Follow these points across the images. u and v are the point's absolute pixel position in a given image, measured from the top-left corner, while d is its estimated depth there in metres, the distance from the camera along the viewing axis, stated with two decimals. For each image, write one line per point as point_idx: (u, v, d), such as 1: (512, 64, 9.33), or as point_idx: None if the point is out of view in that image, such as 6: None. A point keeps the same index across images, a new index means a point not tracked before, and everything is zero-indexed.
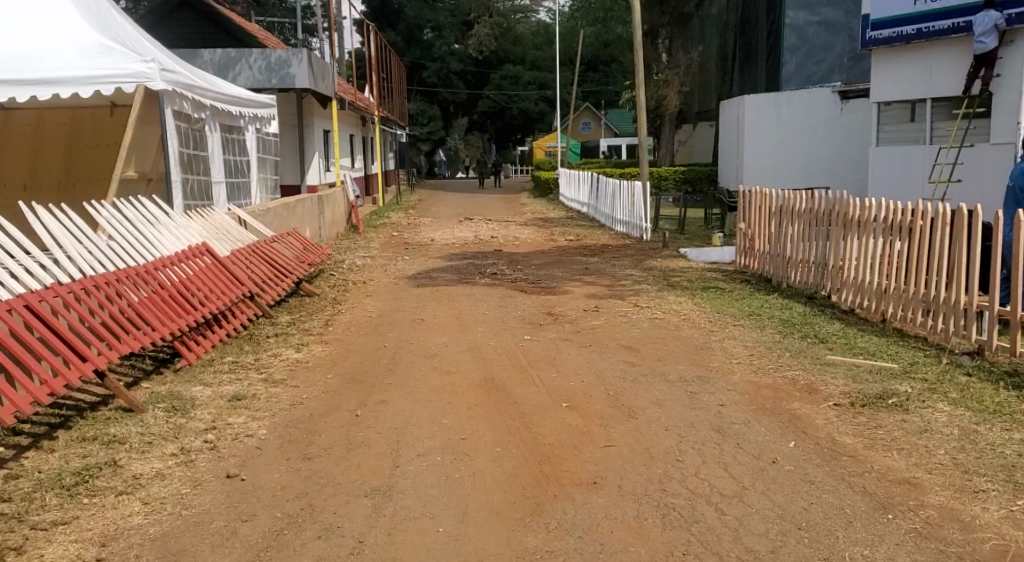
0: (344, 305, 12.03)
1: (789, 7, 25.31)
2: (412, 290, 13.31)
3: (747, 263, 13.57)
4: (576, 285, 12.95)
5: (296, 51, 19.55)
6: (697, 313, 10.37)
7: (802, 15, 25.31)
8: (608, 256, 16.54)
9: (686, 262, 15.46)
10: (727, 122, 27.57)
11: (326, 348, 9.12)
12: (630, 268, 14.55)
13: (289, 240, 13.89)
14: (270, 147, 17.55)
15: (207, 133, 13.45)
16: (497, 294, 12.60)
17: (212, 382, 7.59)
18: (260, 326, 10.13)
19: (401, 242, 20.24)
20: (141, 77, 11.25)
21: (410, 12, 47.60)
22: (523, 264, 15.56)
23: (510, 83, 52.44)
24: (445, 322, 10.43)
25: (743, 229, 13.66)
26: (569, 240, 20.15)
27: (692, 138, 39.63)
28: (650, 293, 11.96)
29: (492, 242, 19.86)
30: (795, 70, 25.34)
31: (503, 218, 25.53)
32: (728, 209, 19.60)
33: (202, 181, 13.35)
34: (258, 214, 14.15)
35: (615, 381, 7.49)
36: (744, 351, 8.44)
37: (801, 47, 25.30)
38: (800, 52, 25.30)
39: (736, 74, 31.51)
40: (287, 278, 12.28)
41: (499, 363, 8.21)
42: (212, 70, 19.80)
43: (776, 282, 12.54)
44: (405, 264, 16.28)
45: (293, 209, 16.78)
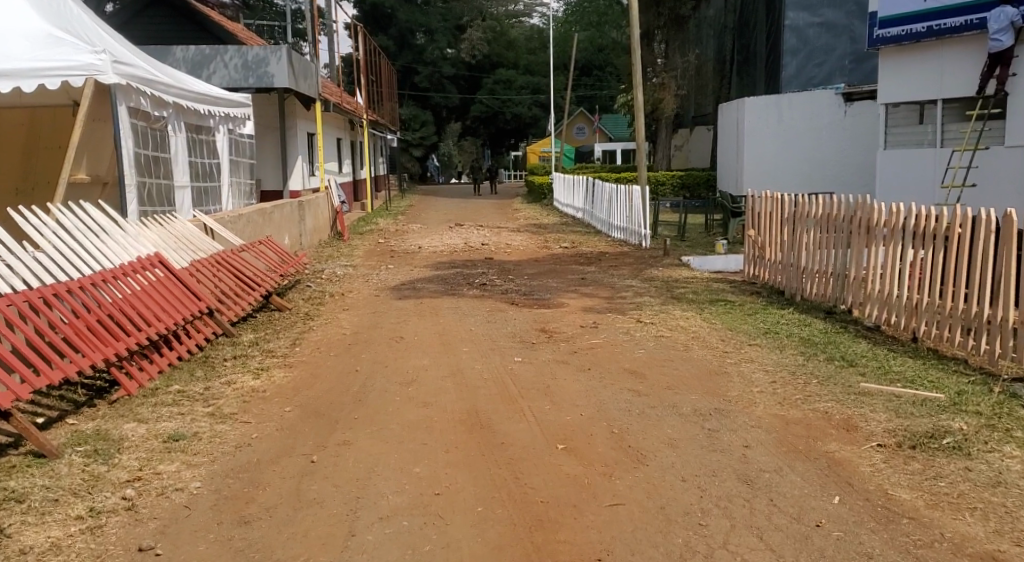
0: (317, 321, 10.94)
1: (788, 8, 24.25)
2: (393, 302, 12.24)
3: (756, 274, 12.53)
4: (571, 298, 11.91)
5: (275, 48, 18.48)
6: (707, 331, 9.32)
7: (803, 17, 24.23)
8: (605, 265, 15.51)
9: (689, 272, 14.43)
10: (726, 125, 26.56)
11: (290, 373, 8.06)
12: (630, 278, 13.49)
13: (261, 249, 12.80)
14: (245, 150, 16.46)
15: (169, 134, 12.39)
16: (487, 307, 11.54)
17: (149, 418, 6.54)
18: (218, 347, 9.06)
19: (387, 251, 19.17)
20: (92, 70, 10.22)
21: (402, 15, 46.52)
22: (515, 274, 14.49)
23: (503, 88, 51.43)
24: (427, 341, 9.36)
25: (751, 237, 12.62)
26: (564, 247, 19.12)
27: (689, 143, 38.64)
28: (653, 307, 10.90)
29: (482, 249, 18.78)
30: (796, 73, 24.40)
31: (495, 224, 24.47)
32: (732, 215, 18.56)
33: (163, 185, 12.28)
34: (227, 222, 13.07)
35: (618, 415, 6.46)
36: (763, 377, 7.40)
37: (802, 49, 24.29)
38: (801, 54, 24.30)
39: (736, 77, 30.47)
40: (255, 291, 11.21)
41: (483, 392, 7.17)
42: (185, 68, 18.76)
43: (789, 294, 11.47)
44: (389, 274, 15.19)
45: (270, 217, 15.70)
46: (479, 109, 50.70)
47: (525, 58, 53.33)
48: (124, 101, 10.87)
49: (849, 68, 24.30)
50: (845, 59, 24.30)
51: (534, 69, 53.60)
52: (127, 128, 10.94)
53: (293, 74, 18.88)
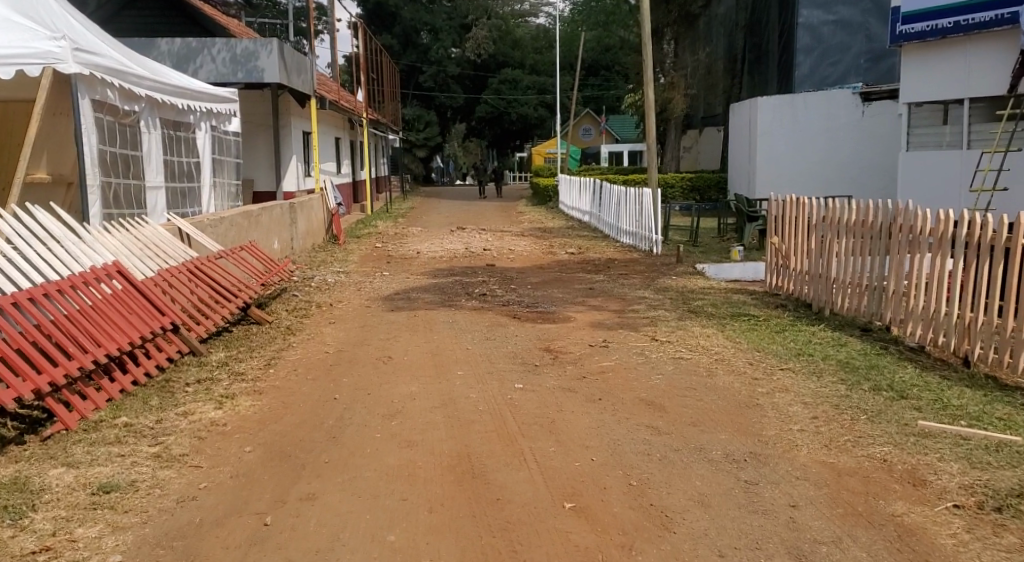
0: (299, 335, 9.92)
1: (801, 5, 23.21)
2: (384, 315, 11.21)
3: (780, 285, 11.50)
4: (578, 310, 10.92)
5: (265, 41, 17.58)
6: (732, 352, 8.27)
7: (818, 14, 23.17)
8: (615, 273, 14.53)
9: (705, 281, 13.47)
10: (738, 125, 25.53)
11: (258, 402, 7.07)
12: (643, 289, 12.43)
13: (241, 256, 11.76)
14: (230, 148, 15.48)
15: (141, 129, 11.49)
16: (485, 321, 10.50)
17: (81, 462, 5.54)
18: (182, 369, 8.05)
19: (383, 255, 18.19)
20: (51, 58, 9.38)
21: (406, 13, 46.25)
22: (517, 283, 13.45)
23: (508, 88, 49.99)
24: (417, 363, 8.36)
25: (775, 244, 11.59)
26: (570, 252, 18.14)
27: (698, 144, 37.66)
28: (669, 322, 9.87)
29: (484, 255, 17.75)
30: (809, 73, 23.40)
31: (498, 228, 23.48)
32: (746, 219, 17.52)
33: (134, 186, 11.33)
34: (206, 226, 12.09)
35: (636, 461, 5.46)
36: (802, 410, 6.37)
37: (816, 48, 23.27)
38: (815, 53, 23.27)
39: (749, 76, 29.39)
40: (229, 303, 10.18)
41: (477, 428, 6.16)
42: (170, 61, 17.81)
43: (818, 307, 10.43)
44: (383, 282, 14.16)
45: (257, 219, 14.72)
46: (484, 109, 49.61)
47: (531, 58, 51.78)
48: (88, 94, 10.01)
49: (865, 67, 23.27)
50: (861, 58, 23.25)
51: (540, 69, 52.29)
52: (92, 123, 10.06)
53: (285, 68, 17.90)
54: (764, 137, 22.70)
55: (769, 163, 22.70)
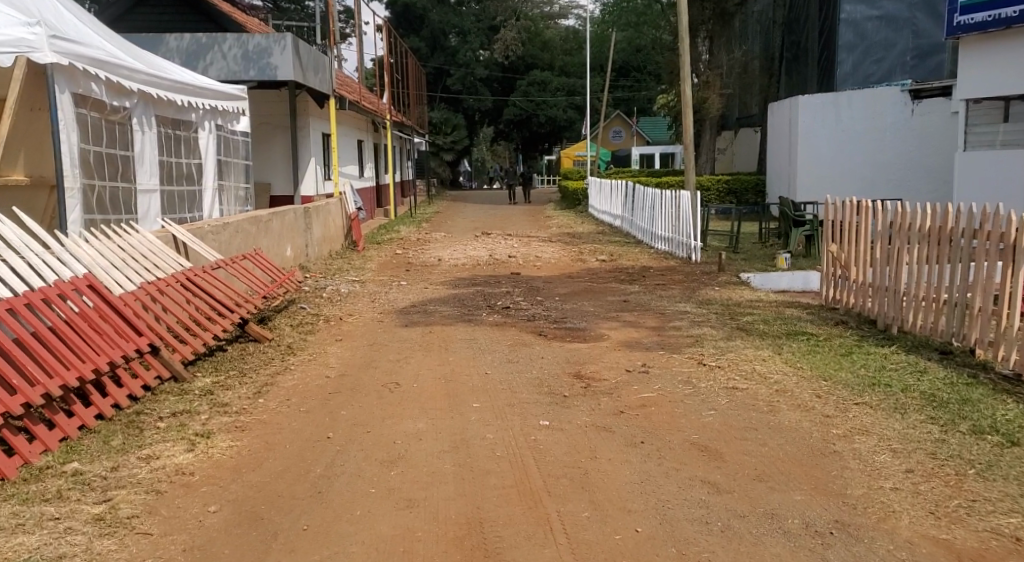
0: (301, 355, 8.84)
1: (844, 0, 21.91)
2: (396, 331, 10.12)
3: (839, 298, 10.28)
4: (613, 327, 9.78)
5: (278, 36, 16.60)
6: (795, 382, 7.08)
7: (861, 10, 21.84)
8: (652, 284, 13.37)
9: (750, 293, 12.26)
10: (777, 125, 24.25)
11: (237, 442, 5.99)
12: (683, 304, 11.23)
13: (243, 266, 10.69)
14: (239, 150, 14.48)
15: (132, 127, 10.57)
16: (508, 339, 9.38)
17: (3, 529, 4.57)
18: (159, 399, 7.02)
19: (403, 262, 17.13)
20: (23, 46, 8.48)
21: (434, 16, 45.10)
22: (544, 295, 12.31)
23: (537, 90, 48.85)
24: (429, 391, 7.27)
25: (832, 252, 10.39)
26: (601, 260, 16.97)
27: (733, 147, 36.37)
28: (716, 342, 8.70)
29: (508, 263, 16.62)
30: (852, 71, 22.08)
31: (524, 233, 22.35)
32: (793, 224, 16.34)
33: (125, 189, 10.38)
34: (206, 233, 11.07)
35: (692, 536, 4.45)
36: (891, 459, 5.23)
37: (860, 45, 21.93)
38: (858, 50, 21.94)
39: (787, 75, 28.11)
40: (224, 319, 9.15)
41: (493, 482, 5.10)
42: (179, 59, 16.88)
43: (884, 325, 9.21)
44: (399, 292, 13.09)
45: (267, 225, 13.69)
46: (512, 112, 48.61)
47: (561, 59, 50.58)
48: (69, 88, 9.10)
49: (911, 65, 21.79)
50: (906, 55, 21.81)
51: (570, 71, 51.11)
52: (73, 119, 9.12)
53: (299, 64, 16.90)
54: (806, 137, 21.39)
55: (811, 164, 21.47)
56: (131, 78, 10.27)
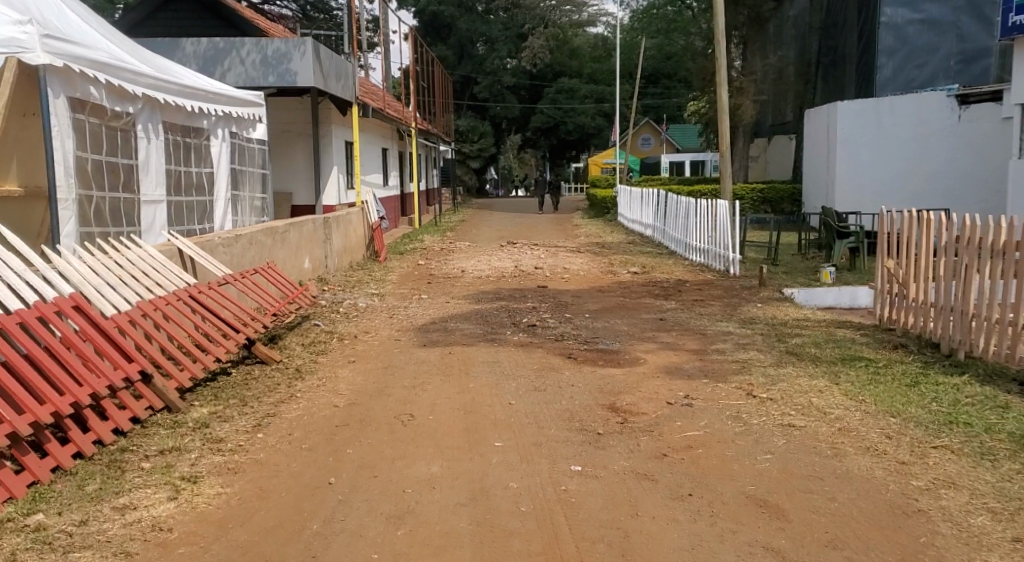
0: (310, 379, 8.14)
1: (884, 3, 20.98)
2: (414, 352, 9.42)
3: (895, 317, 9.45)
4: (648, 350, 9.03)
5: (298, 41, 15.94)
6: (859, 418, 6.26)
7: (902, 13, 20.89)
8: (689, 300, 12.57)
9: (795, 311, 11.45)
10: (815, 131, 23.34)
11: (228, 488, 5.33)
12: (723, 324, 10.42)
13: (252, 282, 10.01)
14: (256, 158, 13.84)
15: (136, 134, 9.95)
16: (535, 362, 8.64)
17: None
18: (148, 433, 6.36)
19: (426, 274, 16.44)
20: (14, 47, 7.91)
21: (461, 23, 45.19)
22: (572, 311, 11.55)
23: (565, 97, 48.15)
24: (447, 425, 6.56)
25: (888, 268, 9.56)
26: (633, 272, 16.18)
27: (766, 154, 35.51)
28: (764, 369, 7.91)
29: (535, 275, 15.90)
30: (892, 76, 21.11)
31: (552, 243, 21.60)
32: (836, 235, 15.47)
33: (128, 199, 9.74)
34: (216, 245, 10.40)
35: None
36: (993, 523, 4.61)
37: (901, 49, 20.93)
38: (899, 54, 20.93)
39: (824, 81, 27.23)
40: (230, 339, 8.45)
41: (518, 551, 4.50)
42: (196, 64, 16.28)
43: (947, 349, 8.39)
44: (419, 307, 12.39)
45: (283, 236, 13.03)
46: (539, 119, 47.93)
47: (589, 67, 49.84)
48: (65, 91, 8.47)
49: (955, 70, 20.80)
50: (950, 60, 20.82)
51: (599, 78, 50.36)
52: (68, 126, 8.51)
53: (320, 70, 16.25)
54: (846, 143, 20.48)
55: (852, 171, 20.48)
56: (135, 81, 9.64)
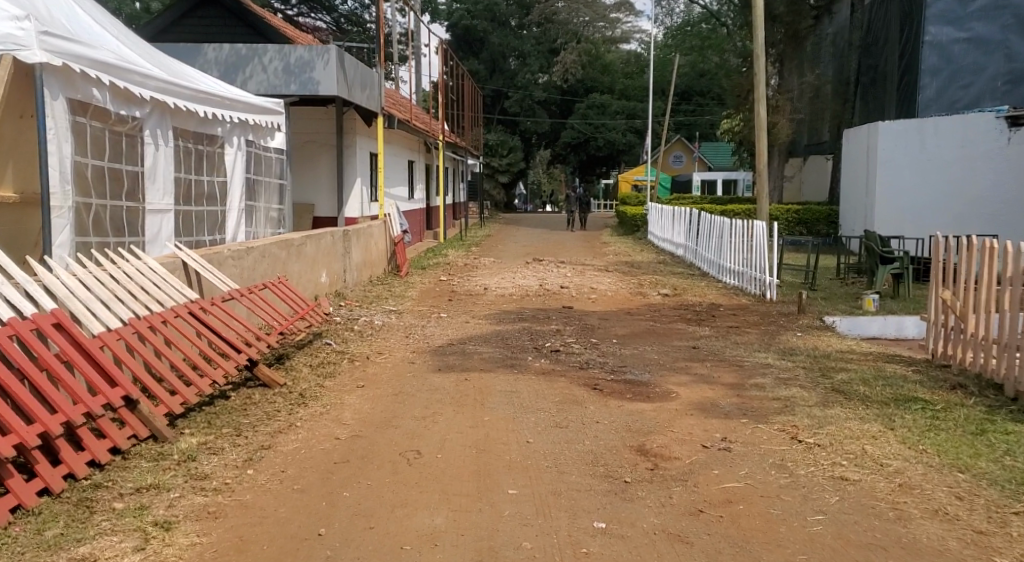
0: (313, 406, 7.50)
1: (929, 21, 20.09)
2: (428, 377, 8.78)
3: (951, 353, 8.74)
4: (680, 383, 8.35)
5: (322, 49, 15.07)
6: (922, 472, 5.56)
7: (947, 32, 19.96)
8: (723, 326, 11.86)
9: (837, 342, 10.73)
10: (854, 150, 22.51)
11: (203, 539, 4.82)
12: (761, 355, 9.69)
13: (260, 297, 9.38)
14: (273, 168, 13.25)
15: (143, 140, 9.37)
16: (557, 393, 7.97)
17: None
18: (128, 466, 5.76)
19: (447, 291, 15.84)
20: (10, 44, 7.33)
21: (495, 40, 44.19)
22: (598, 336, 10.86)
23: (596, 113, 47.59)
24: (456, 467, 5.94)
25: (946, 299, 8.81)
26: (663, 294, 15.47)
27: (802, 174, 34.75)
28: (810, 410, 7.19)
29: (561, 294, 15.25)
30: (934, 97, 20.14)
31: (579, 261, 20.94)
32: (879, 260, 14.68)
33: (132, 208, 9.15)
34: (224, 258, 9.78)
35: None
36: None
37: (944, 69, 19.98)
38: (943, 74, 19.99)
39: (863, 100, 26.44)
40: (231, 361, 7.82)
41: None
42: (217, 71, 15.43)
43: (1011, 391, 7.69)
44: (438, 326, 11.76)
45: (299, 249, 12.43)
46: (570, 135, 47.37)
47: (621, 83, 49.27)
48: (65, 93, 7.91)
49: (1002, 91, 19.72)
50: (997, 80, 19.75)
51: (631, 94, 49.70)
52: (67, 129, 7.95)
53: (344, 79, 15.38)
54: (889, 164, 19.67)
55: (892, 195, 19.74)
56: (143, 85, 9.04)
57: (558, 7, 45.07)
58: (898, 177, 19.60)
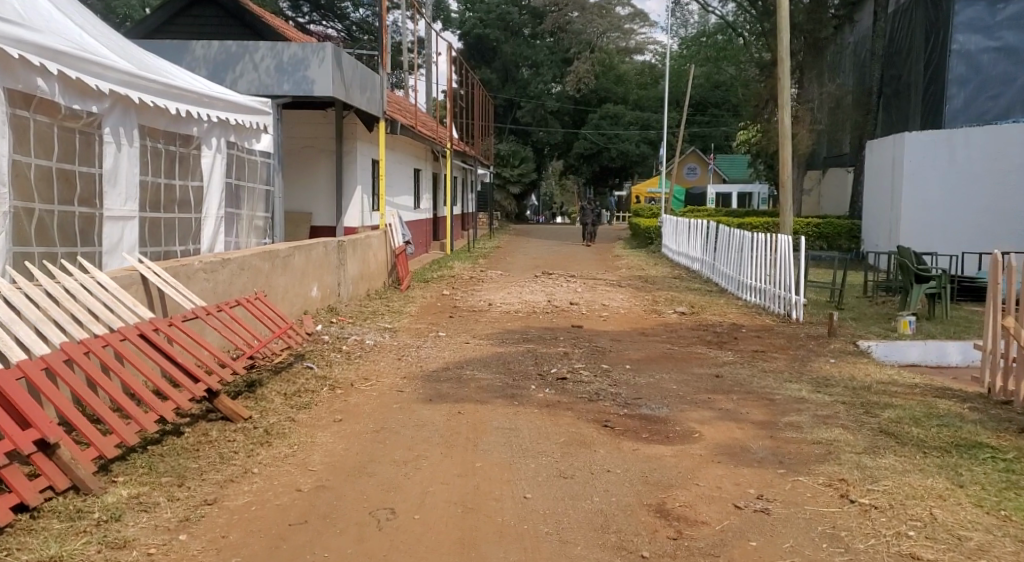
0: (280, 446, 6.45)
1: (956, 29, 18.89)
2: (415, 408, 7.72)
3: (1015, 390, 7.71)
4: (704, 421, 7.28)
5: (318, 47, 14.00)
6: (1014, 551, 4.71)
7: (976, 40, 18.79)
8: (748, 350, 10.76)
9: (877, 370, 9.66)
10: (879, 161, 21.36)
11: None
12: (794, 387, 8.57)
13: (230, 316, 8.31)
14: (258, 172, 12.21)
15: (102, 139, 8.36)
16: (564, 432, 6.90)
17: None
18: (36, 530, 4.78)
19: (449, 307, 14.78)
20: None
21: (507, 48, 43.78)
22: (610, 361, 9.77)
23: (609, 124, 46.60)
24: (437, 534, 4.95)
25: (1009, 328, 7.73)
26: (680, 312, 14.36)
27: (822, 186, 33.64)
28: (858, 458, 6.12)
29: (570, 311, 14.20)
30: (962, 108, 19.01)
31: (590, 275, 19.86)
32: (914, 279, 13.58)
33: (86, 214, 8.14)
34: (195, 271, 8.73)
35: None
36: None
37: (973, 79, 18.87)
38: (971, 84, 18.88)
39: (887, 112, 25.34)
40: (189, 391, 6.73)
41: None
42: (205, 70, 14.30)
43: None
44: (434, 347, 10.71)
45: (285, 261, 11.34)
46: (582, 145, 46.38)
47: (635, 93, 48.33)
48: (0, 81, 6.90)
49: None
50: None
51: (644, 105, 48.74)
52: (2, 122, 6.94)
53: (341, 80, 14.35)
54: (909, 181, 18.18)
55: (912, 217, 18.17)
56: (103, 76, 8.01)
57: (573, 18, 41.43)
58: (918, 196, 18.07)
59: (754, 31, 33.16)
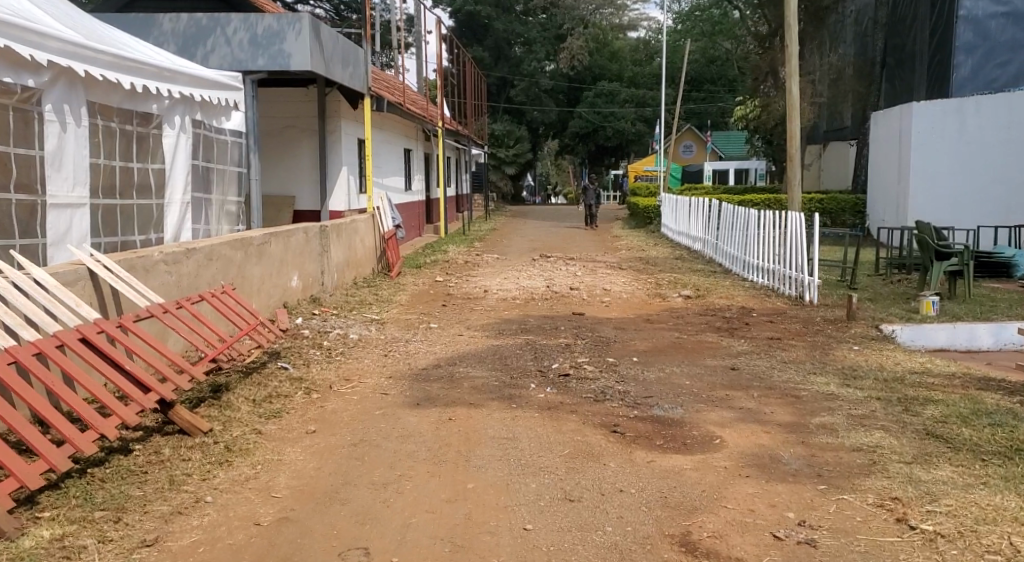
0: (241, 467, 5.59)
1: None
2: (400, 414, 6.87)
3: None
4: (725, 424, 6.43)
5: (293, 17, 13.03)
6: None
7: (985, 4, 17.80)
8: (763, 337, 9.90)
9: (907, 359, 8.82)
10: (886, 133, 20.44)
11: None
12: (819, 381, 7.74)
13: (191, 314, 7.41)
14: (229, 154, 11.28)
15: (42, 116, 7.47)
16: (568, 441, 6.05)
17: None
18: None
19: (440, 294, 13.87)
20: None
21: (499, 25, 41.79)
22: (615, 354, 8.91)
23: (604, 102, 45.60)
24: None
25: None
26: (687, 296, 13.49)
27: (824, 160, 32.73)
28: (909, 470, 5.28)
29: (570, 298, 13.33)
30: (970, 76, 18.05)
31: (589, 258, 18.98)
32: (934, 256, 12.68)
33: (25, 200, 7.28)
34: (154, 263, 7.82)
35: None
36: None
37: (981, 46, 17.91)
38: (979, 51, 17.92)
39: (891, 82, 24.38)
40: (136, 403, 5.84)
41: None
42: (174, 45, 13.34)
43: None
44: (423, 341, 9.83)
45: (260, 250, 10.44)
46: (577, 124, 45.28)
47: (630, 71, 47.45)
48: None
49: None
50: None
51: (640, 81, 47.78)
52: None
53: (319, 52, 13.39)
54: (917, 150, 17.08)
55: (921, 190, 17.10)
56: (41, 46, 7.13)
57: None
58: (926, 167, 17.02)
59: (750, 2, 32.04)
